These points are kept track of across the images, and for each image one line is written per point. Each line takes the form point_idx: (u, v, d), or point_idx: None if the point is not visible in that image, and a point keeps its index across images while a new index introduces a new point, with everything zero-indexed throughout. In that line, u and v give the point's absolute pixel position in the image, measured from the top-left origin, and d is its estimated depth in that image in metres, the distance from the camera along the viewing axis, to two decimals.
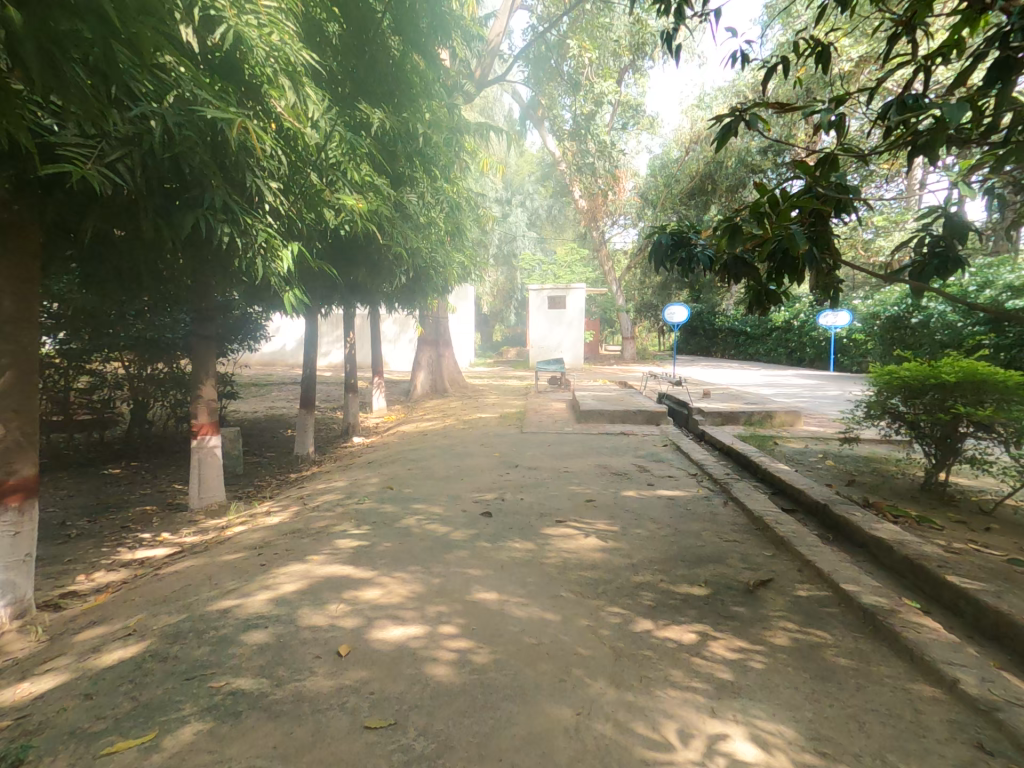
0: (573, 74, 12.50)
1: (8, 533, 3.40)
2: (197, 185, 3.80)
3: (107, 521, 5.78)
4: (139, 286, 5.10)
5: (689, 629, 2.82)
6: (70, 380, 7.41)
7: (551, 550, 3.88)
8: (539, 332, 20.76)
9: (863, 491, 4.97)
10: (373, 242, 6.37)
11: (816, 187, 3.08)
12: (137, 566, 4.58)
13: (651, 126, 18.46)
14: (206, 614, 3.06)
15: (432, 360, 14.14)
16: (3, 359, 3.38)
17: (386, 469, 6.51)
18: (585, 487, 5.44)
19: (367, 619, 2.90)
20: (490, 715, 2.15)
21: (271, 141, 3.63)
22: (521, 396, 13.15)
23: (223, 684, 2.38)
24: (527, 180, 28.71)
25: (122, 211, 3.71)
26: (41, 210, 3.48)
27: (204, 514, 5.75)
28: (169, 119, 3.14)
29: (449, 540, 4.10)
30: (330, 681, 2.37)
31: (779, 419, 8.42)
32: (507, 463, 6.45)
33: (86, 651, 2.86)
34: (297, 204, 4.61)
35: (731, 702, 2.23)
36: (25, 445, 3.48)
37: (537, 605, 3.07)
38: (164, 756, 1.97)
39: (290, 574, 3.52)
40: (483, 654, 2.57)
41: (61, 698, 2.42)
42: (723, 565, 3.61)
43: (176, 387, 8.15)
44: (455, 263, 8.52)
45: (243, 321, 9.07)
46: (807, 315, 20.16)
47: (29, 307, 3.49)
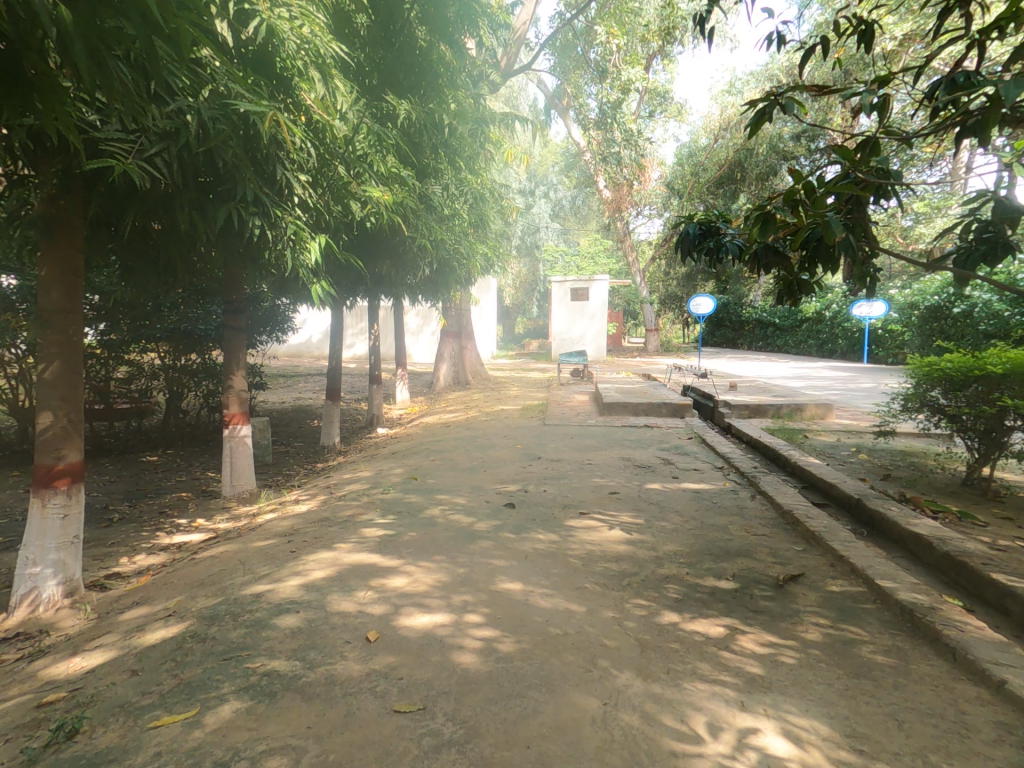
0: (600, 61, 12.55)
1: (59, 514, 3.55)
2: (229, 179, 3.87)
3: (146, 506, 5.98)
4: (175, 278, 5.24)
5: (716, 622, 2.80)
6: (110, 369, 7.67)
7: (575, 542, 3.89)
8: (562, 324, 20.67)
9: (899, 486, 4.85)
10: (398, 234, 6.40)
11: (855, 172, 2.95)
12: (174, 551, 4.73)
13: (678, 114, 18.16)
14: (240, 597, 3.15)
15: (455, 352, 14.17)
16: (51, 349, 3.49)
17: (411, 460, 6.59)
18: (608, 479, 5.42)
19: (394, 606, 2.95)
20: (519, 703, 2.17)
21: (301, 134, 3.67)
22: (543, 388, 13.15)
23: (259, 665, 2.44)
24: (550, 171, 28.54)
25: (159, 205, 3.80)
26: (85, 204, 3.59)
27: (237, 501, 5.90)
28: (204, 114, 3.21)
29: (473, 530, 4.12)
30: (361, 666, 2.42)
31: (810, 411, 8.24)
32: (529, 454, 6.47)
33: (131, 630, 2.97)
34: (325, 197, 4.65)
35: (762, 697, 2.21)
36: (71, 430, 3.58)
37: (562, 597, 3.07)
38: (206, 732, 2.04)
39: (319, 561, 3.60)
40: (510, 643, 2.59)
41: (110, 672, 2.53)
42: (752, 559, 3.57)
43: (208, 376, 8.37)
44: (478, 255, 8.52)
45: (272, 313, 9.24)
46: (839, 306, 19.69)
47: (77, 300, 3.59)
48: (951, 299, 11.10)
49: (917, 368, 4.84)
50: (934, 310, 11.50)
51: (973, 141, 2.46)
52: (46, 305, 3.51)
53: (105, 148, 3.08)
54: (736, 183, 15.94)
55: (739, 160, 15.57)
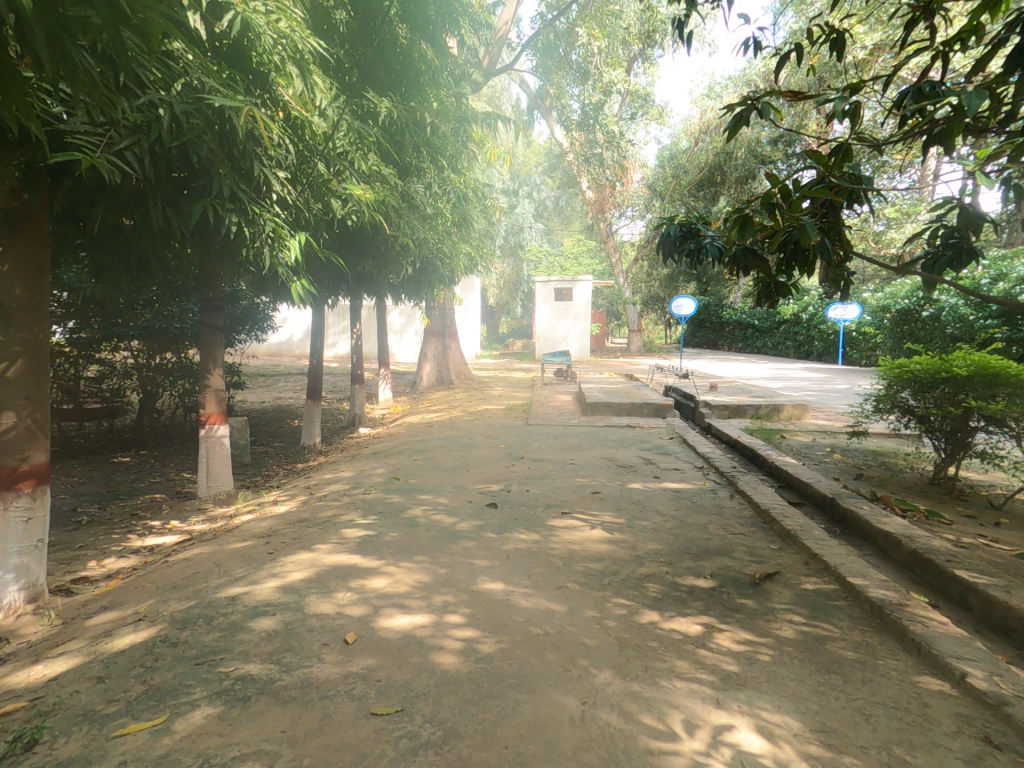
0: (582, 63, 12.60)
1: (22, 517, 3.45)
2: (204, 174, 3.81)
3: (116, 508, 5.85)
4: (148, 275, 5.13)
5: (694, 621, 2.83)
6: (80, 368, 7.49)
7: (557, 542, 3.90)
8: (546, 323, 20.73)
9: (871, 485, 4.96)
10: (380, 232, 6.37)
11: (829, 177, 2.97)
12: (146, 553, 4.64)
13: (659, 116, 18.39)
14: (215, 601, 3.09)
15: (438, 351, 14.14)
16: (15, 348, 3.41)
17: (393, 460, 6.56)
18: (590, 479, 5.44)
19: (374, 607, 2.93)
20: (497, 703, 2.17)
21: (279, 130, 3.63)
22: (526, 388, 13.19)
23: (232, 669, 2.41)
24: (534, 170, 28.56)
25: (131, 199, 3.73)
26: (51, 198, 3.50)
27: (213, 502, 5.81)
28: (177, 107, 3.15)
29: (455, 530, 4.12)
30: (338, 668, 2.40)
31: (787, 412, 8.37)
32: (513, 454, 6.47)
33: (98, 635, 2.90)
34: (305, 193, 4.61)
35: (737, 694, 2.23)
36: (36, 431, 3.50)
37: (542, 596, 3.09)
38: (175, 738, 2.00)
39: (298, 562, 3.55)
40: (490, 643, 2.59)
41: (75, 680, 2.47)
42: (729, 558, 3.61)
43: (184, 376, 8.21)
44: (462, 254, 8.51)
45: (251, 311, 9.13)
46: (815, 308, 20.08)
47: (42, 296, 3.52)
48: (920, 302, 11.43)
49: (888, 370, 4.95)
50: (905, 312, 11.83)
51: (938, 150, 2.51)
52: (10, 301, 3.43)
53: (73, 141, 3.02)
54: (716, 186, 16.09)
55: (719, 163, 15.73)
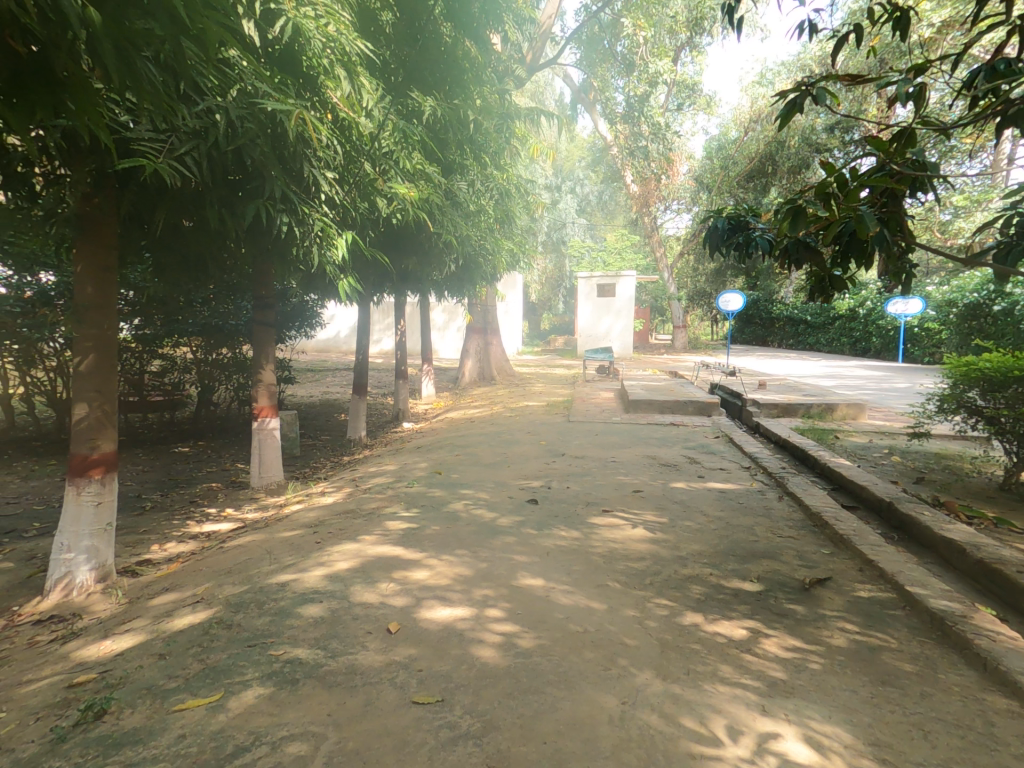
0: (626, 54, 12.42)
1: (92, 501, 3.69)
2: (257, 176, 3.96)
3: (177, 496, 6.19)
4: (205, 274, 5.38)
5: (739, 625, 2.75)
6: (144, 363, 7.94)
7: (597, 540, 3.87)
8: (588, 320, 20.53)
9: (933, 489, 4.69)
10: (423, 229, 6.46)
11: (890, 164, 2.82)
12: (204, 539, 4.88)
13: (707, 106, 17.87)
14: (265, 586, 3.22)
15: (481, 348, 14.23)
16: (86, 343, 3.64)
17: (435, 454, 6.65)
18: (632, 478, 5.37)
19: (416, 598, 2.99)
20: (536, 699, 2.17)
21: (327, 132, 3.73)
22: (568, 384, 13.13)
23: (282, 652, 2.51)
24: (577, 166, 28.34)
25: (189, 202, 3.91)
26: (118, 202, 3.70)
27: (264, 492, 6.06)
28: (233, 113, 3.29)
29: (495, 525, 4.15)
30: (381, 656, 2.46)
31: (841, 411, 8.03)
32: (553, 451, 6.46)
33: (160, 615, 3.08)
34: (351, 193, 4.73)
35: (783, 702, 2.16)
36: (106, 421, 3.73)
37: (582, 594, 3.07)
38: (229, 716, 2.10)
39: (343, 552, 3.66)
40: (529, 639, 2.60)
41: (139, 656, 2.63)
42: (777, 561, 3.49)
43: (238, 371, 8.59)
44: (504, 250, 8.54)
45: (300, 308, 9.43)
46: (874, 303, 19.13)
47: (109, 295, 3.73)
48: (991, 296, 10.72)
49: (954, 367, 4.67)
50: (973, 307, 11.12)
51: (1014, 132, 2.34)
52: (82, 300, 3.65)
53: (138, 148, 3.19)
54: (767, 177, 15.52)
55: (770, 153, 15.12)
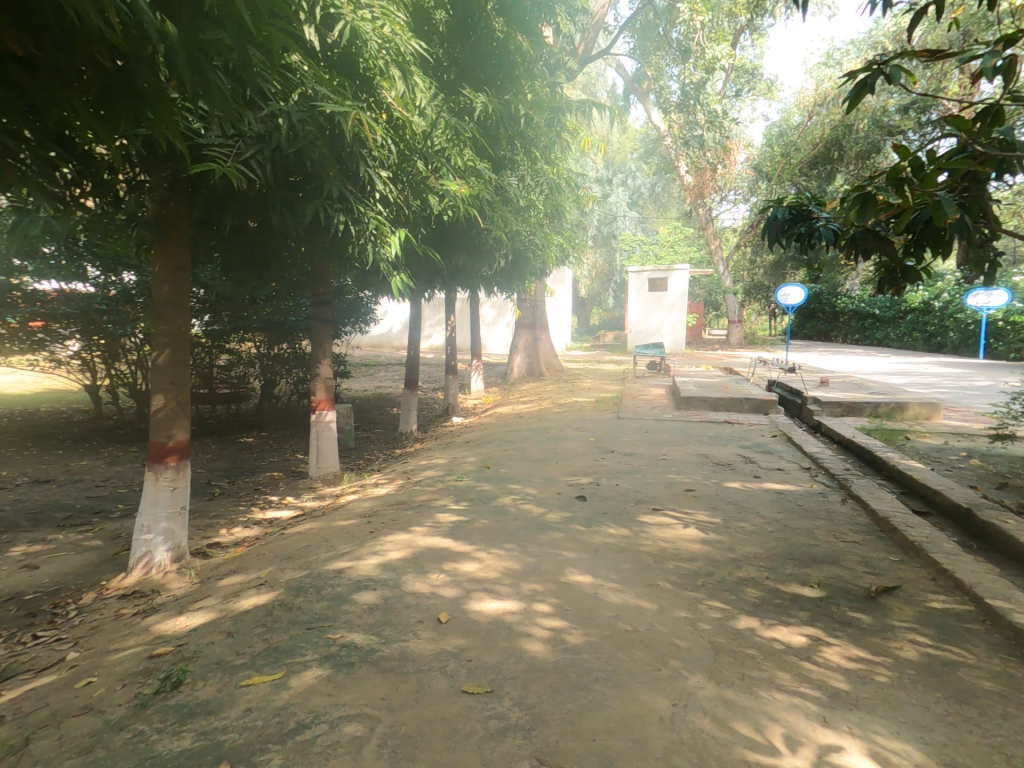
0: (682, 41, 12.09)
1: (169, 486, 3.95)
2: (316, 177, 4.10)
3: (243, 483, 6.54)
4: (268, 272, 5.62)
5: (798, 631, 2.65)
6: (213, 357, 8.41)
7: (647, 538, 3.81)
8: (639, 315, 20.16)
9: (1018, 496, 4.34)
10: (474, 225, 6.51)
11: (973, 145, 2.61)
12: (267, 525, 5.14)
13: (769, 91, 17.12)
14: (323, 572, 3.36)
15: (529, 343, 14.22)
16: (162, 339, 3.89)
17: (483, 449, 6.72)
18: (683, 476, 5.25)
19: (465, 590, 3.03)
20: (584, 695, 2.17)
21: (382, 131, 3.81)
22: (618, 380, 12.95)
23: (339, 636, 2.61)
24: (629, 158, 27.81)
25: (254, 203, 4.10)
26: (191, 205, 3.92)
27: (322, 482, 6.30)
28: (294, 117, 3.41)
29: (543, 520, 4.15)
30: (432, 645, 2.52)
31: (913, 411, 7.55)
32: (602, 447, 6.40)
33: (229, 595, 3.26)
34: (404, 191, 4.81)
35: (846, 714, 2.07)
36: (180, 411, 3.98)
37: (631, 592, 3.03)
38: (290, 694, 2.21)
39: (395, 542, 3.76)
40: (577, 635, 2.59)
41: (211, 632, 2.80)
42: (840, 567, 3.33)
43: (298, 365, 8.97)
44: (554, 245, 8.49)
45: (355, 304, 9.72)
46: (952, 295, 17.86)
47: (183, 293, 3.97)
48: None
49: None
50: None
51: None
52: (159, 298, 3.90)
53: (208, 153, 3.37)
54: (833, 163, 14.73)
55: (837, 138, 14.34)
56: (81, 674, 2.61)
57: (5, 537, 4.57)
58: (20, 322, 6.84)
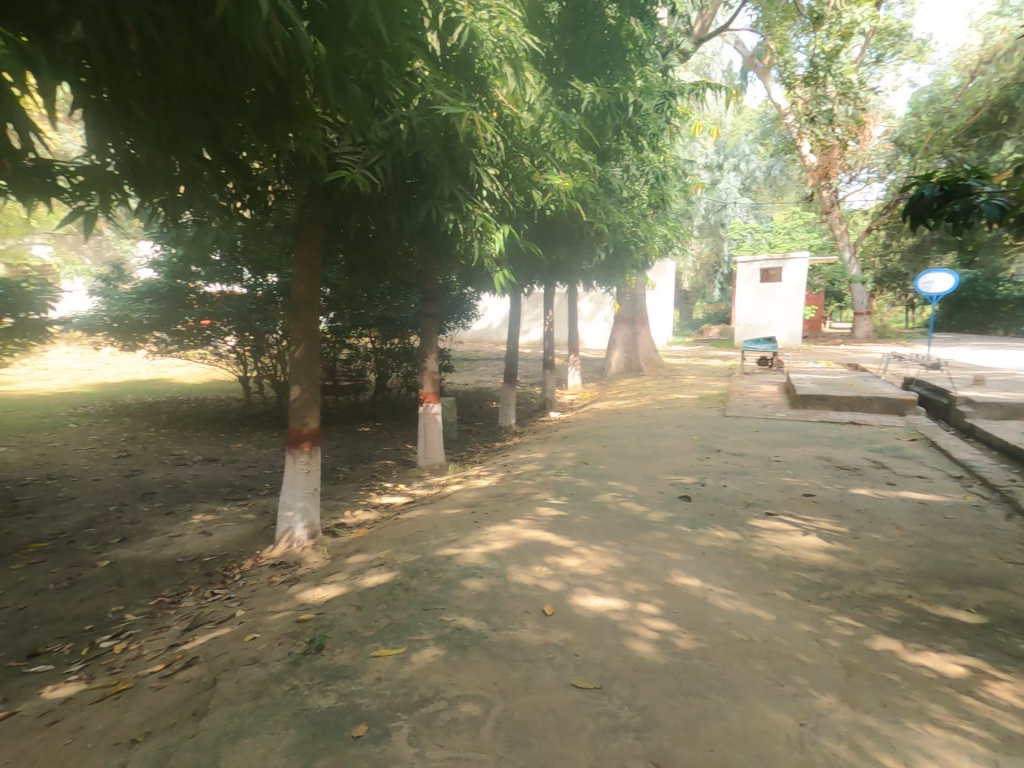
0: (814, 7, 11.04)
1: (304, 468, 4.32)
2: (430, 178, 4.25)
3: (362, 469, 7.04)
4: (383, 271, 5.94)
5: (952, 660, 2.33)
6: (336, 352, 9.08)
7: (763, 544, 3.56)
8: (748, 307, 18.90)
9: None
10: (576, 219, 6.43)
11: None
12: (383, 509, 5.48)
13: (916, 53, 15.19)
14: (434, 557, 3.50)
15: (627, 338, 13.81)
16: (298, 334, 4.26)
17: (583, 444, 6.66)
18: (803, 480, 4.84)
19: (569, 585, 3.01)
20: (701, 703, 2.06)
21: (493, 130, 3.86)
22: (726, 376, 12.24)
23: (450, 619, 2.70)
24: (743, 140, 26.05)
25: (374, 206, 4.34)
26: (322, 210, 4.23)
27: (428, 471, 6.60)
28: (415, 121, 3.55)
29: (647, 519, 4.03)
30: (539, 636, 2.53)
31: None
32: (709, 446, 6.08)
33: (354, 572, 3.51)
34: (510, 188, 4.85)
35: (1020, 761, 1.78)
36: (312, 400, 4.34)
37: (747, 600, 2.85)
38: (409, 669, 2.32)
39: (499, 533, 3.83)
40: (689, 640, 2.47)
41: (341, 604, 3.03)
42: (1004, 592, 2.89)
43: (407, 359, 9.46)
44: (659, 236, 8.17)
45: (459, 301, 10.02)
46: None
47: (316, 292, 4.31)
48: None
49: None
50: None
51: None
52: (296, 297, 4.27)
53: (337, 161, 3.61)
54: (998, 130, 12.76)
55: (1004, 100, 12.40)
56: (248, 629, 2.95)
57: (188, 505, 5.36)
58: (194, 320, 7.96)
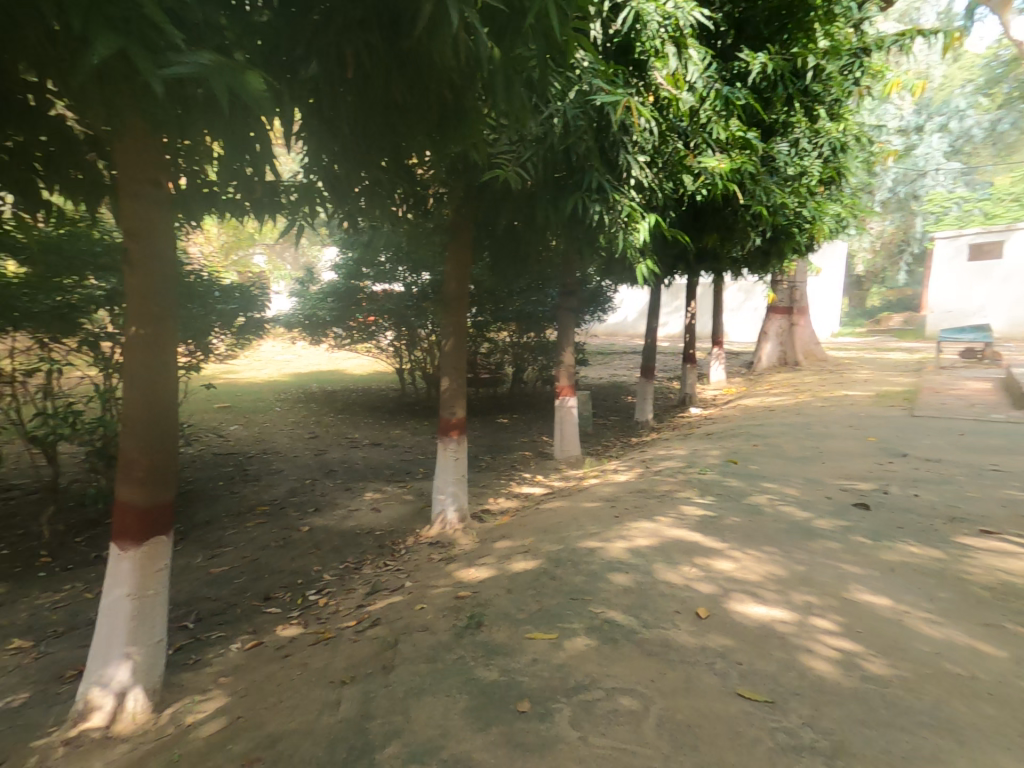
0: None
1: (453, 456, 4.58)
2: (579, 171, 4.25)
3: (502, 459, 7.32)
4: (524, 267, 6.08)
5: None
6: (474, 345, 9.37)
7: (964, 566, 3.04)
8: (949, 289, 16.18)
9: None
10: (731, 203, 6.01)
11: None
12: (522, 498, 5.65)
13: None
14: (577, 548, 3.52)
15: (782, 329, 12.65)
16: (449, 329, 4.53)
17: (729, 442, 6.24)
18: (1019, 495, 4.03)
19: (724, 589, 2.84)
20: (896, 737, 1.82)
21: (648, 115, 3.79)
22: (907, 372, 10.63)
23: (600, 611, 2.69)
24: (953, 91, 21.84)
25: (522, 203, 4.45)
26: (475, 209, 4.45)
27: (564, 464, 6.67)
28: (569, 114, 3.61)
29: (811, 526, 3.65)
30: (695, 639, 2.42)
31: None
32: (884, 449, 5.34)
33: (502, 557, 3.66)
34: (660, 175, 4.69)
35: None
36: (460, 391, 4.60)
37: (948, 629, 2.45)
38: (564, 655, 2.36)
39: (641, 528, 3.73)
40: (873, 665, 2.19)
41: (493, 586, 3.18)
42: None
43: (542, 352, 9.66)
44: (833, 217, 7.29)
45: (596, 294, 9.92)
46: None
47: (465, 289, 4.56)
48: None
49: None
50: None
51: None
52: (447, 294, 4.56)
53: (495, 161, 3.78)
54: None
55: None
56: (417, 599, 3.23)
57: (361, 483, 6.02)
58: (364, 318, 8.85)
